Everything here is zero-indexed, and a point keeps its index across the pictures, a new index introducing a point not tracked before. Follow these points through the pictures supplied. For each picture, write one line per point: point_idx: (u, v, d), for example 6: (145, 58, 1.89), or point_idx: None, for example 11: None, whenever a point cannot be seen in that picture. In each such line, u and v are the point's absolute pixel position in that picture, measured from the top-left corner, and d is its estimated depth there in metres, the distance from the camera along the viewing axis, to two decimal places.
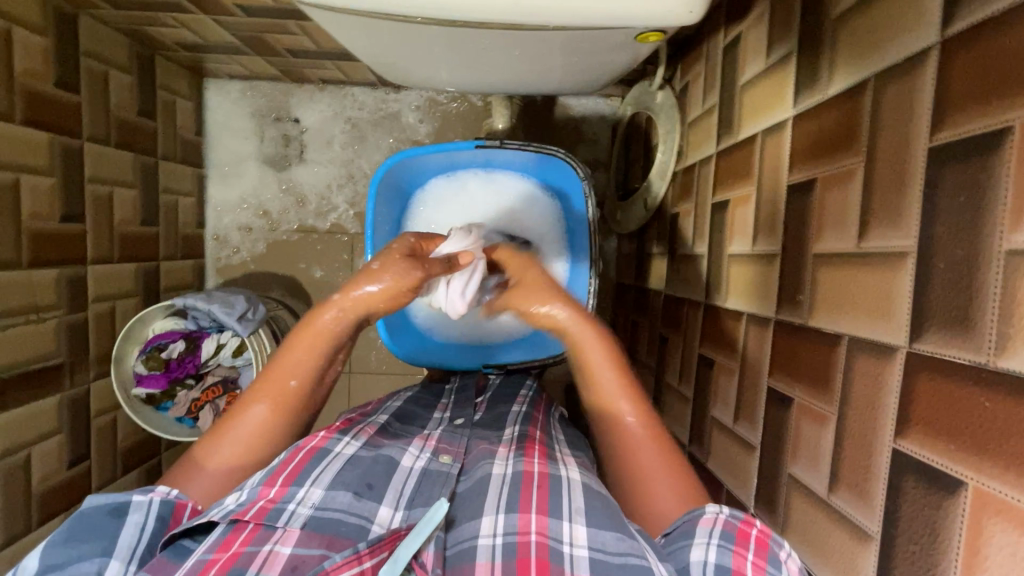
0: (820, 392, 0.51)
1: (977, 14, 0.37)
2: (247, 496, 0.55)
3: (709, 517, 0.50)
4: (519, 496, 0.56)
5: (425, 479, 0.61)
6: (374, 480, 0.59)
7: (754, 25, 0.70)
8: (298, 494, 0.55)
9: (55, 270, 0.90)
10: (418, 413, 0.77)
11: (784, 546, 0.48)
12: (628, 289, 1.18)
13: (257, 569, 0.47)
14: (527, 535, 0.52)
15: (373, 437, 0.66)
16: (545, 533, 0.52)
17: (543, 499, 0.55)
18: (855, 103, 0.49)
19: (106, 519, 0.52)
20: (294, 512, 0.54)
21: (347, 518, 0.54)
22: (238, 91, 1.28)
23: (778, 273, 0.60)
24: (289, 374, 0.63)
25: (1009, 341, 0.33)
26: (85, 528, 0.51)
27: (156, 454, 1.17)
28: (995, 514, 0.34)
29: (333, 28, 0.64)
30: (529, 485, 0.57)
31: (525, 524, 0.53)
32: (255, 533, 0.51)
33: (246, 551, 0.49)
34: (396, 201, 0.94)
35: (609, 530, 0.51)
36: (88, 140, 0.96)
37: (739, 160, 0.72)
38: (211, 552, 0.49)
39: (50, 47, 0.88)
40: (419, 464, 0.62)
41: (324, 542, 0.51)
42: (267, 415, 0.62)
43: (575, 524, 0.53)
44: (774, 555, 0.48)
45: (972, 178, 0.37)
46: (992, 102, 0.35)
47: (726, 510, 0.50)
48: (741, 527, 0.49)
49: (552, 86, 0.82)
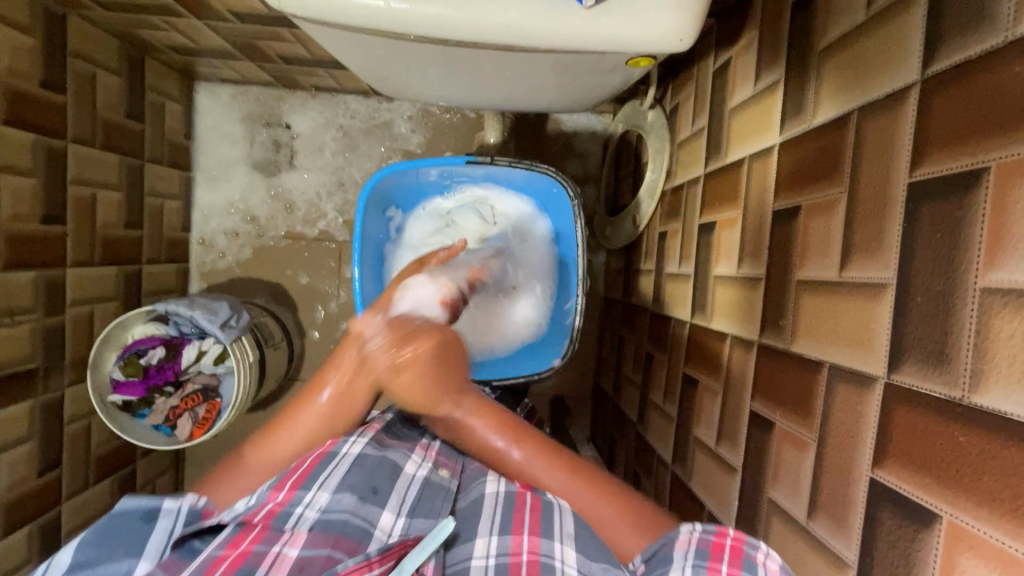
0: (800, 418, 0.51)
1: (955, 55, 0.38)
2: (256, 500, 0.56)
3: (685, 538, 0.50)
4: (512, 514, 0.56)
5: (426, 490, 0.61)
6: (379, 485, 0.59)
7: (743, 52, 0.72)
8: (306, 498, 0.55)
9: (33, 272, 0.88)
10: (416, 419, 0.76)
11: (759, 548, 0.48)
12: (616, 305, 1.17)
13: (264, 569, 0.47)
14: (518, 555, 0.52)
15: (379, 435, 0.65)
16: (536, 551, 0.52)
17: (534, 518, 0.55)
18: (838, 134, 0.50)
19: (139, 522, 0.53)
20: (301, 515, 0.54)
21: (352, 519, 0.55)
22: (228, 96, 1.27)
23: (762, 297, 0.60)
24: (321, 389, 0.64)
25: (984, 377, 0.34)
26: (119, 528, 0.53)
27: (131, 462, 1.13)
28: (967, 548, 0.34)
29: (326, 41, 0.64)
30: (521, 504, 0.56)
31: (517, 544, 0.53)
32: (263, 534, 0.51)
33: (256, 549, 0.49)
34: (376, 228, 0.93)
35: (598, 560, 0.51)
36: (72, 141, 0.95)
37: (727, 183, 0.72)
38: (221, 549, 0.49)
39: (37, 46, 0.86)
40: (422, 472, 0.63)
41: (330, 542, 0.51)
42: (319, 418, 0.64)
43: (564, 547, 0.52)
44: (748, 560, 0.47)
45: (947, 216, 0.38)
46: (968, 145, 0.37)
47: (699, 528, 0.50)
48: (714, 541, 0.49)
49: (543, 105, 0.82)
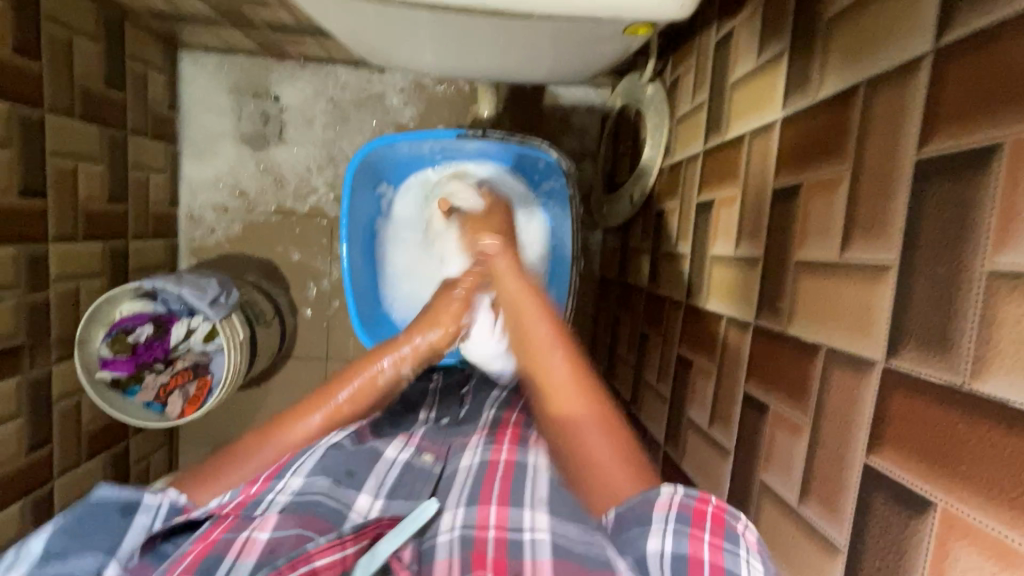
0: (795, 401, 0.50)
1: (971, 24, 0.36)
2: (230, 496, 0.56)
3: (664, 499, 0.47)
4: (483, 488, 0.57)
5: (407, 472, 0.62)
6: (355, 468, 0.60)
7: (747, 22, 0.69)
8: (279, 485, 0.56)
9: (14, 247, 0.86)
10: (404, 412, 0.76)
11: (740, 519, 0.46)
12: (612, 284, 1.16)
13: (233, 556, 0.47)
14: (485, 530, 0.52)
15: (361, 430, 0.66)
16: (504, 526, 0.52)
17: (506, 487, 0.57)
18: (844, 109, 0.48)
19: (114, 515, 0.53)
20: (273, 501, 0.55)
21: (326, 500, 0.55)
22: (214, 65, 1.23)
23: (759, 278, 0.59)
24: (341, 391, 0.64)
25: (986, 364, 0.33)
26: (95, 519, 0.52)
27: (123, 438, 1.13)
28: (961, 537, 0.34)
29: (309, 6, 0.61)
30: (494, 474, 0.59)
31: (484, 518, 0.54)
32: (234, 522, 0.52)
33: (224, 537, 0.49)
34: (366, 204, 0.91)
35: (573, 525, 0.52)
36: (49, 111, 0.91)
37: (726, 160, 0.70)
38: (191, 543, 0.49)
39: (8, 9, 0.82)
40: (403, 456, 0.64)
41: (300, 522, 0.52)
42: (320, 424, 0.63)
43: (536, 512, 0.54)
44: (729, 530, 0.45)
45: (954, 196, 0.36)
46: (980, 120, 0.35)
47: (680, 490, 0.47)
48: (696, 506, 0.47)
49: (539, 76, 0.79)
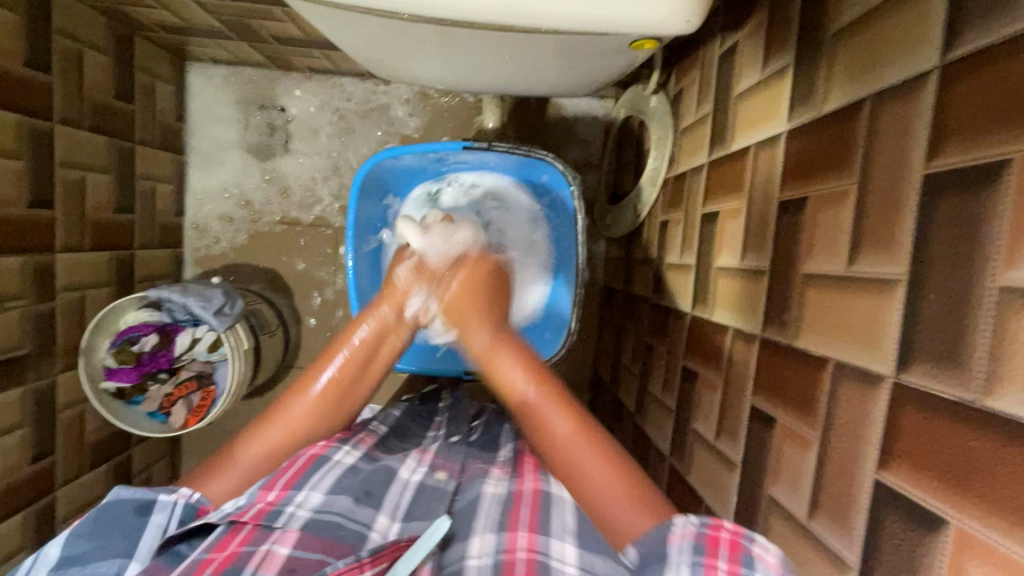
0: (803, 415, 0.50)
1: (978, 40, 0.36)
2: (245, 501, 0.56)
3: (679, 531, 0.47)
4: (510, 514, 0.57)
5: (422, 493, 0.61)
6: (372, 488, 0.60)
7: (751, 35, 0.69)
8: (297, 498, 0.56)
9: (21, 257, 0.86)
10: (414, 429, 0.77)
11: (757, 542, 0.44)
12: (616, 294, 1.16)
13: (253, 567, 0.49)
14: (515, 552, 0.52)
15: (371, 449, 0.66)
16: (534, 549, 0.52)
17: (533, 517, 0.56)
18: (849, 122, 0.48)
19: (131, 516, 0.53)
20: (292, 514, 0.55)
21: (345, 523, 0.55)
22: (221, 77, 1.24)
23: (765, 290, 0.59)
24: (324, 371, 0.65)
25: (998, 381, 0.33)
26: (111, 521, 0.53)
27: (126, 448, 1.12)
28: (974, 556, 0.34)
29: (318, 20, 0.62)
30: (520, 503, 0.59)
31: (514, 542, 0.53)
32: (253, 534, 0.52)
33: (243, 550, 0.50)
34: (374, 208, 0.92)
35: (599, 553, 0.53)
36: (59, 123, 0.92)
37: (731, 172, 0.71)
38: (208, 552, 0.50)
39: (19, 23, 0.83)
40: (416, 478, 0.63)
41: (322, 547, 0.51)
42: (315, 400, 0.64)
43: (565, 542, 0.54)
44: (746, 556, 0.44)
45: (963, 211, 0.36)
46: (989, 136, 0.35)
47: (693, 521, 0.47)
48: (709, 535, 0.46)
49: (544, 88, 0.79)
